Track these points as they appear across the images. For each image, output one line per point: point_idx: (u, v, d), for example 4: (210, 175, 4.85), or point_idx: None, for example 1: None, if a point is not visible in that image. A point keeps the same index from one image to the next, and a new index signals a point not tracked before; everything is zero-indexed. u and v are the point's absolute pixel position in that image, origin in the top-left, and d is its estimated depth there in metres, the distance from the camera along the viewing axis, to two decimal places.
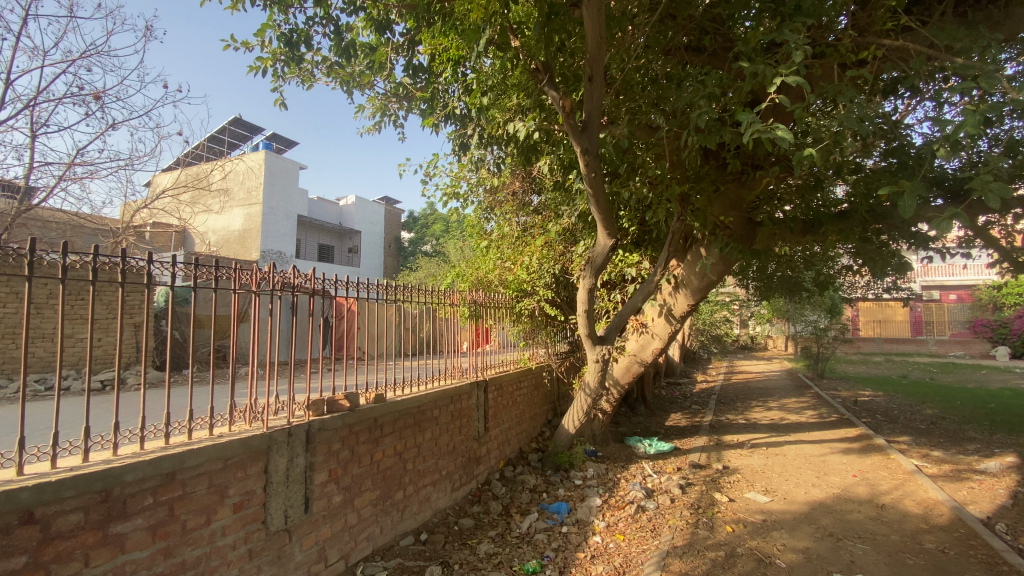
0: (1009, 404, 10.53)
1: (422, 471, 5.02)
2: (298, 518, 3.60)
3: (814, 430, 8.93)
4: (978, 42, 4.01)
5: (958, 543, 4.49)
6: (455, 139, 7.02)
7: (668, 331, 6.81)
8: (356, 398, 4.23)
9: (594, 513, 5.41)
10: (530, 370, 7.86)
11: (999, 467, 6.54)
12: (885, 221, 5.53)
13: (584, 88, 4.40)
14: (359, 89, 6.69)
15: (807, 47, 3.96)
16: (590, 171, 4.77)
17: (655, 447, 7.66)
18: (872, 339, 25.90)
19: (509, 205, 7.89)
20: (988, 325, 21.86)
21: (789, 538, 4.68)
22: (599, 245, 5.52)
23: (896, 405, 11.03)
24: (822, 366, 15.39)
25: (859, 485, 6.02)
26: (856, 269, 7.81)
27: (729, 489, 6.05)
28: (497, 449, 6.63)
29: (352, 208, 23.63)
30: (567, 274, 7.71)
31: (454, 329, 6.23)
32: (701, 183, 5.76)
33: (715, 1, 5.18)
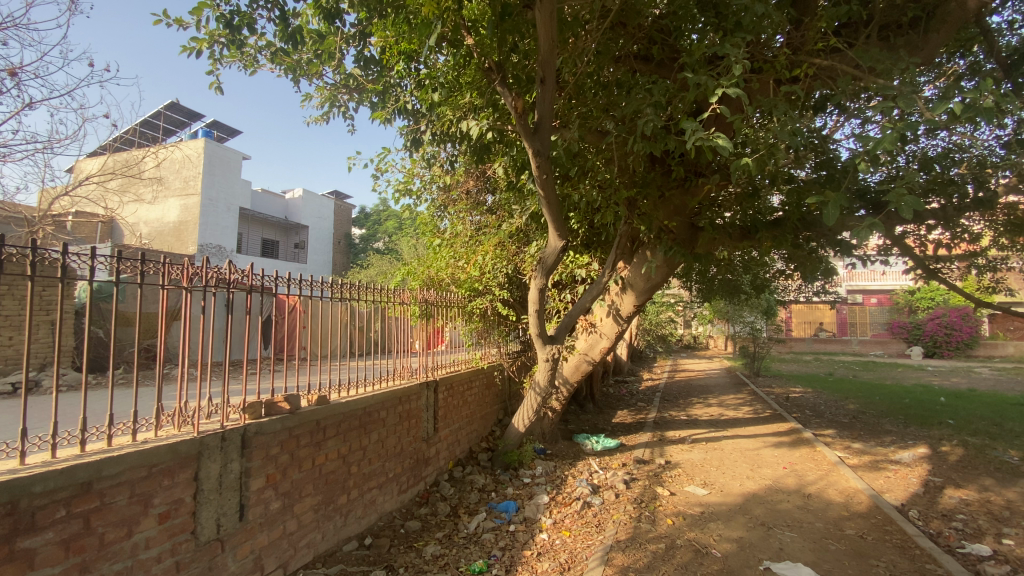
0: (920, 399, 11.50)
1: (368, 475, 4.90)
2: (231, 527, 3.42)
3: (750, 425, 9.43)
4: (897, 65, 4.34)
5: (875, 528, 4.86)
6: (407, 135, 6.88)
7: (616, 330, 7.00)
8: (297, 400, 4.07)
9: (541, 511, 5.47)
10: (481, 369, 7.84)
11: (911, 457, 7.14)
12: (813, 229, 5.91)
13: (536, 89, 4.39)
14: (306, 77, 6.46)
15: (746, 61, 4.17)
16: (542, 172, 4.79)
17: (603, 445, 7.84)
18: (803, 339, 27.58)
19: (462, 204, 7.85)
20: (904, 326, 23.86)
21: (724, 529, 4.91)
22: (550, 246, 5.55)
23: (822, 401, 11.84)
24: (758, 364, 16.29)
25: (788, 477, 6.40)
26: (788, 274, 8.32)
27: (671, 483, 6.29)
28: (446, 450, 6.57)
29: (299, 202, 22.72)
30: (519, 274, 7.73)
31: (404, 328, 6.13)
32: (647, 189, 5.95)
33: (663, 12, 5.37)
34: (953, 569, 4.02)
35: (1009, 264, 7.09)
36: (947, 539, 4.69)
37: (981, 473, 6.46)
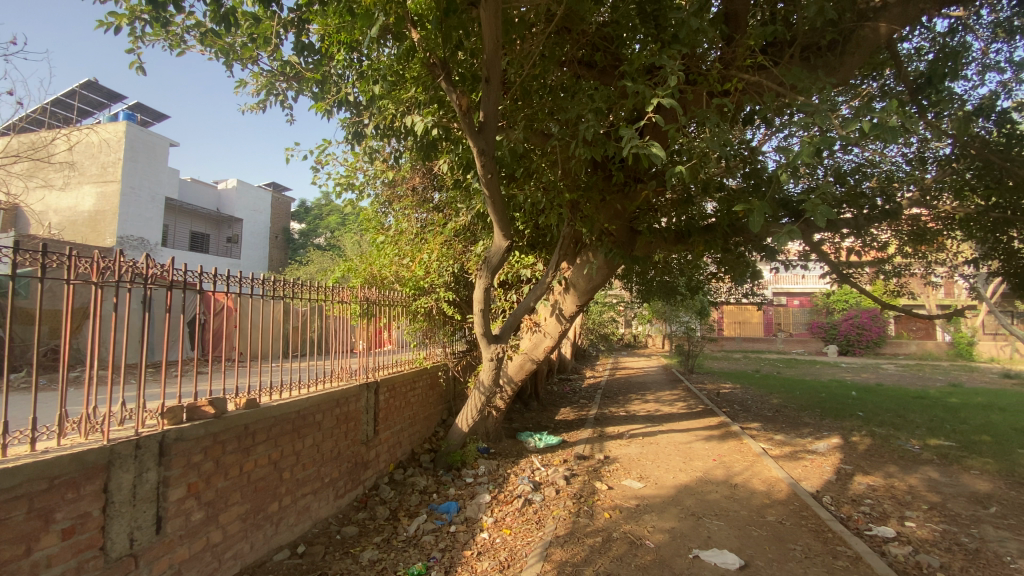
0: (834, 393, 12.50)
1: (301, 480, 4.72)
2: (147, 541, 3.18)
3: (684, 419, 9.90)
4: (815, 84, 4.65)
5: (793, 514, 5.23)
6: (349, 128, 6.67)
7: (559, 330, 7.12)
8: (223, 403, 3.86)
9: (482, 510, 5.48)
10: (425, 369, 7.74)
11: (826, 447, 7.75)
12: (742, 235, 6.28)
13: (480, 88, 4.39)
14: (240, 62, 6.13)
15: (681, 73, 4.37)
16: (487, 172, 4.78)
17: (545, 442, 7.98)
18: (732, 338, 29.25)
19: (408, 201, 7.74)
20: (822, 326, 25.86)
21: (657, 520, 5.12)
22: (495, 246, 5.55)
23: (749, 396, 12.60)
24: (692, 361, 17.13)
25: (718, 468, 6.76)
26: (719, 276, 8.81)
27: (609, 477, 6.48)
28: (387, 452, 6.43)
29: (233, 193, 21.57)
30: (465, 274, 7.70)
31: (344, 328, 5.94)
32: (590, 192, 6.09)
33: (606, 20, 5.53)
34: (860, 549, 4.38)
35: (909, 269, 7.83)
36: (855, 522, 5.12)
37: (885, 461, 7.09)
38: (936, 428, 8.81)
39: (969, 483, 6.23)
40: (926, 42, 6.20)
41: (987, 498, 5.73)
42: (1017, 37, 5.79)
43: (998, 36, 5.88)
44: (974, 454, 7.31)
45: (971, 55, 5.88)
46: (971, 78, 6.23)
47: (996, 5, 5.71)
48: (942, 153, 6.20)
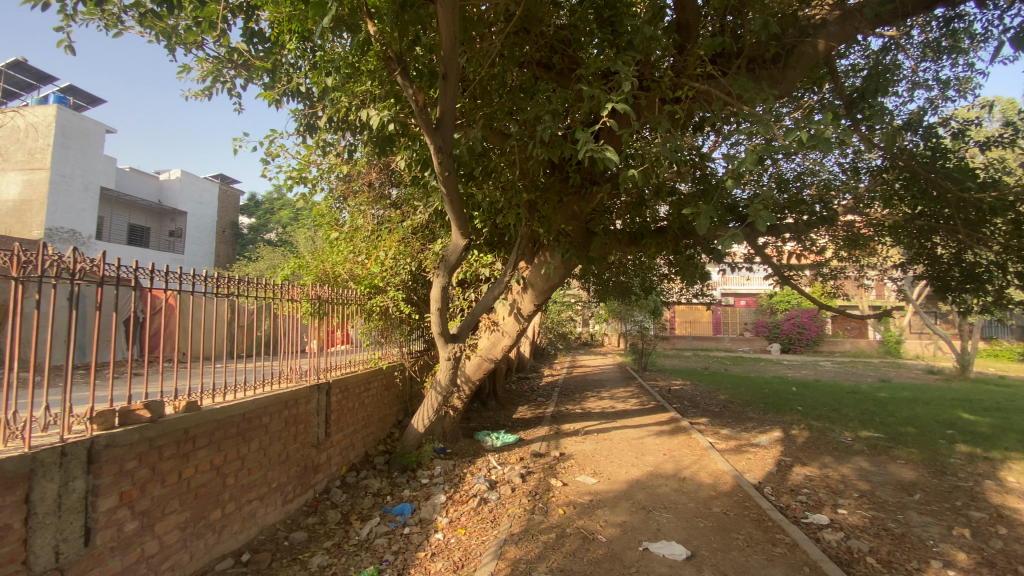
0: (776, 389, 13.17)
1: (246, 486, 4.53)
2: (74, 554, 2.98)
3: (637, 415, 10.18)
4: (759, 95, 4.86)
5: (737, 505, 5.48)
6: (301, 120, 6.45)
7: (517, 329, 7.15)
8: (160, 407, 3.65)
9: (437, 511, 5.45)
10: (380, 369, 7.59)
11: (768, 441, 8.16)
12: (692, 238, 6.50)
13: (437, 85, 4.34)
14: (183, 46, 5.81)
15: (635, 79, 4.49)
16: (443, 170, 4.73)
17: (502, 441, 7.99)
18: (684, 337, 30.34)
19: (363, 196, 7.58)
20: (766, 326, 27.19)
21: (609, 515, 5.24)
22: (452, 245, 5.50)
23: (699, 392, 13.09)
24: (645, 359, 17.61)
25: (667, 462, 6.99)
26: (671, 277, 9.10)
27: (564, 474, 6.58)
28: (338, 455, 6.26)
29: (177, 184, 20.43)
30: (422, 272, 7.61)
31: (294, 327, 5.75)
32: (548, 193, 6.15)
33: (564, 23, 5.62)
34: (796, 536, 4.65)
35: (844, 273, 8.34)
36: (793, 511, 5.43)
37: (821, 452, 7.55)
38: (866, 421, 9.45)
39: (894, 471, 6.72)
40: (863, 59, 6.61)
41: (911, 485, 6.20)
42: (943, 57, 6.27)
43: (927, 55, 6.36)
44: (900, 444, 7.90)
45: (902, 73, 6.34)
46: (902, 93, 6.70)
47: (926, 27, 6.16)
48: (874, 165, 6.64)
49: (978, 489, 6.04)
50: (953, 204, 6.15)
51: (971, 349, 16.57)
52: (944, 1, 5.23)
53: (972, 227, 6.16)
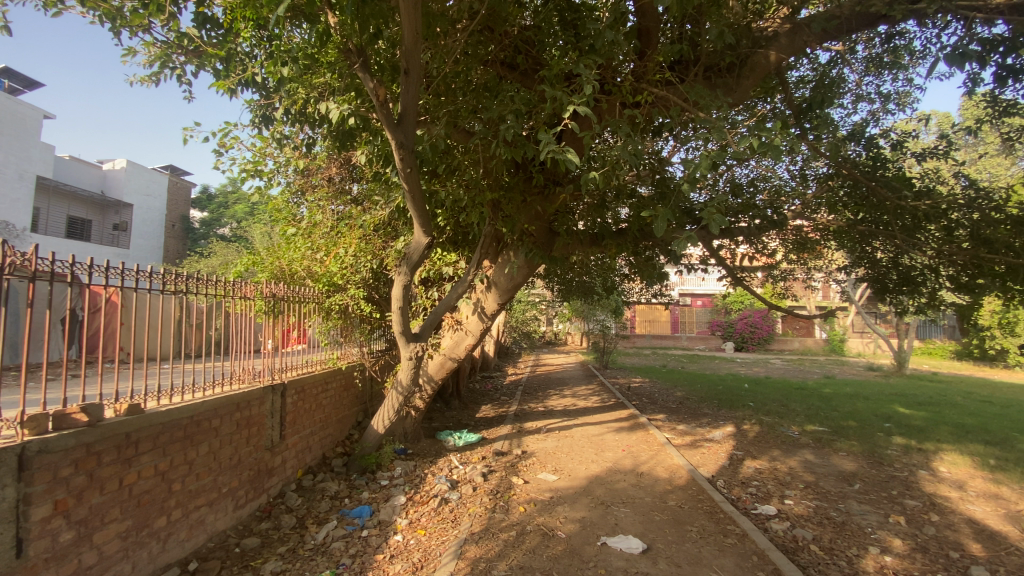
0: (730, 386, 13.68)
1: (194, 492, 4.34)
2: (4, 567, 2.78)
3: (597, 412, 10.36)
4: (714, 102, 5.03)
5: (691, 498, 5.66)
6: (256, 111, 6.22)
7: (481, 328, 7.14)
8: (99, 410, 3.46)
9: (396, 512, 5.38)
10: (339, 369, 7.42)
11: (721, 435, 8.48)
12: (651, 239, 6.66)
13: (399, 80, 4.28)
14: (129, 30, 5.50)
15: (596, 83, 4.57)
16: (405, 166, 4.65)
17: (464, 440, 7.97)
18: (644, 336, 31.09)
19: (323, 192, 7.42)
20: (722, 325, 28.20)
21: (569, 511, 5.32)
22: (415, 243, 5.42)
23: (657, 390, 13.44)
24: (606, 357, 17.95)
25: (626, 458, 7.15)
26: (631, 277, 9.31)
27: (525, 471, 6.62)
28: (294, 457, 6.09)
29: (122, 174, 19.33)
30: (384, 270, 7.50)
31: (247, 326, 5.55)
32: (511, 193, 6.18)
33: (527, 24, 5.65)
34: (746, 526, 4.84)
35: (793, 274, 8.75)
36: (743, 502, 5.66)
37: (770, 446, 7.90)
38: (812, 415, 9.96)
39: (837, 463, 7.12)
40: (811, 71, 6.95)
41: (851, 476, 6.58)
42: (884, 72, 6.67)
43: (869, 70, 6.74)
44: (842, 437, 8.37)
45: (847, 86, 6.70)
46: (847, 105, 7.08)
47: (869, 43, 6.53)
48: (820, 172, 7.00)
49: (912, 479, 6.47)
50: (891, 211, 6.55)
51: (907, 347, 17.73)
52: (885, 19, 5.55)
53: (908, 232, 6.57)
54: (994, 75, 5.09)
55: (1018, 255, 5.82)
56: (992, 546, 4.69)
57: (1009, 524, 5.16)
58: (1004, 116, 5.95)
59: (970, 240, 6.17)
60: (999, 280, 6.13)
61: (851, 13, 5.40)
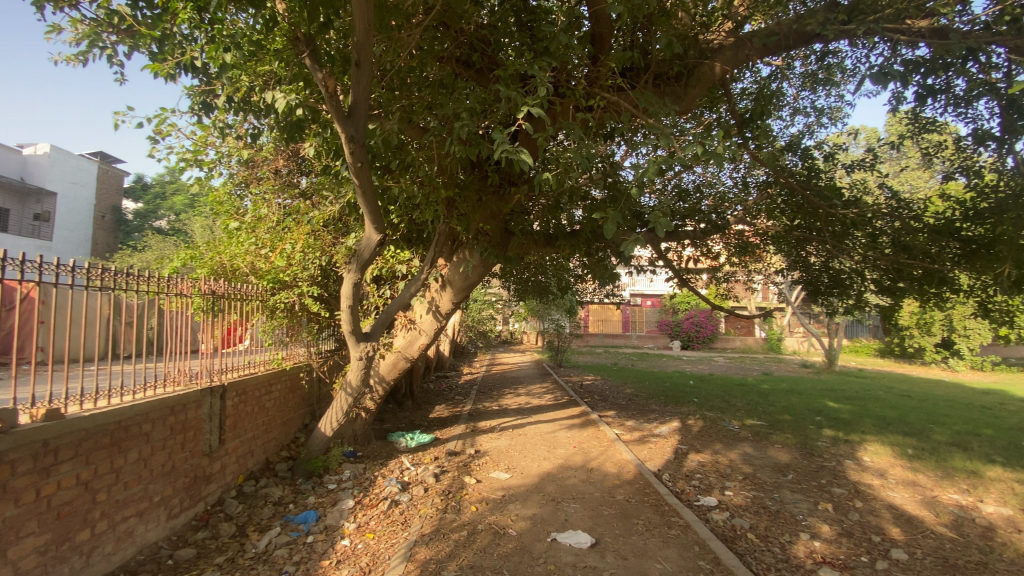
0: (677, 383, 14.19)
1: (122, 502, 4.06)
2: None
3: (550, 410, 10.50)
4: (663, 109, 5.19)
5: (638, 492, 5.84)
6: (195, 97, 5.86)
7: (435, 327, 7.06)
8: (13, 415, 3.18)
9: (344, 517, 5.26)
10: (284, 370, 7.13)
11: (668, 430, 8.80)
12: (602, 241, 6.80)
13: (350, 72, 4.17)
14: (51, 3, 5.06)
15: (550, 85, 4.62)
16: (356, 160, 4.52)
17: (417, 441, 7.86)
18: (596, 335, 31.78)
19: (268, 184, 7.13)
20: (670, 325, 29.23)
21: (520, 508, 5.36)
22: (366, 240, 5.28)
23: (608, 387, 13.76)
24: (560, 356, 18.23)
25: (577, 454, 7.28)
26: (584, 277, 9.48)
27: (478, 471, 6.62)
28: (234, 463, 5.79)
29: (44, 160, 17.83)
30: (333, 267, 7.28)
31: (184, 325, 5.24)
32: (466, 191, 6.15)
33: (483, 22, 5.63)
34: (689, 518, 5.04)
35: (735, 276, 9.20)
36: (687, 495, 5.90)
37: (713, 440, 8.27)
38: (751, 410, 10.50)
39: (773, 455, 7.54)
40: (753, 83, 7.32)
41: (785, 467, 6.99)
42: (819, 88, 7.11)
43: (806, 85, 7.17)
44: (778, 430, 8.87)
45: (786, 99, 7.10)
46: (786, 117, 7.49)
47: (806, 60, 6.94)
48: (760, 180, 7.40)
49: (839, 468, 6.95)
50: (823, 218, 7.02)
51: (836, 346, 19.00)
52: (820, 38, 5.91)
53: (838, 238, 7.04)
54: (915, 94, 5.52)
55: (933, 261, 6.35)
56: (909, 529, 5.10)
57: (923, 508, 5.64)
58: (922, 133, 6.47)
59: (891, 247, 6.71)
60: (916, 284, 6.67)
61: (789, 30, 5.72)
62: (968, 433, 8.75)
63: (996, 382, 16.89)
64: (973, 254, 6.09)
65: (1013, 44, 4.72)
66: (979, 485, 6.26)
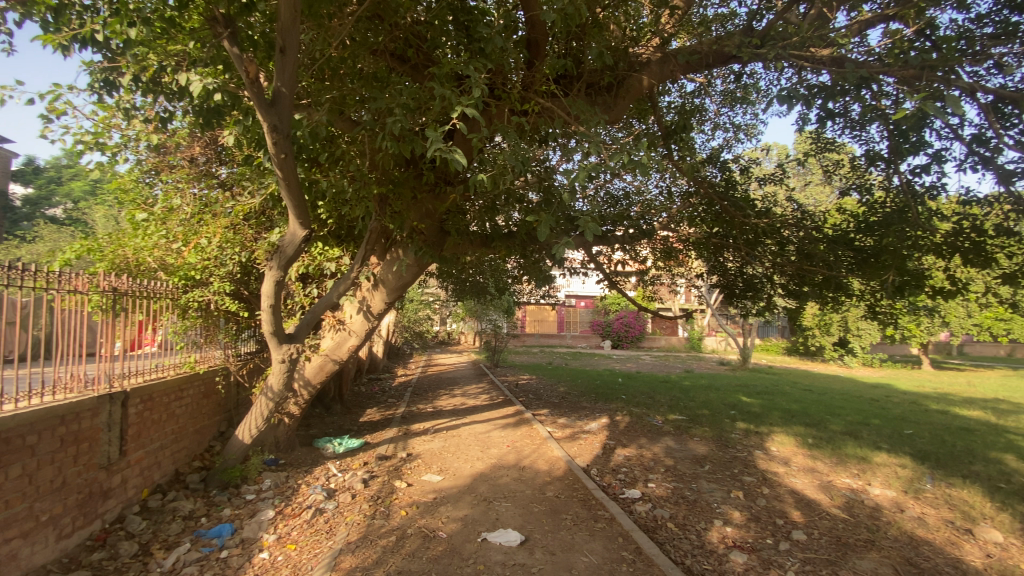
0: (608, 381, 14.72)
1: (3, 523, 3.61)
2: None
3: (485, 410, 10.53)
4: (594, 117, 5.35)
5: (567, 488, 5.99)
6: (96, 74, 5.30)
7: (366, 328, 6.84)
8: None
9: (263, 529, 4.98)
10: (198, 374, 6.61)
11: (597, 427, 9.10)
12: (537, 243, 6.90)
13: (274, 59, 3.96)
14: None
15: (485, 86, 4.62)
16: (279, 151, 4.28)
17: (345, 446, 7.59)
18: (533, 335, 32.28)
19: (182, 173, 6.59)
20: (602, 325, 30.24)
21: (451, 510, 5.33)
22: (291, 235, 5.00)
23: (542, 386, 14.00)
24: (497, 356, 18.32)
25: (510, 453, 7.35)
26: (520, 278, 9.60)
27: (409, 474, 6.50)
28: (138, 476, 5.29)
29: None
30: (255, 264, 6.85)
31: (79, 326, 4.72)
32: (400, 188, 6.01)
33: (419, 18, 5.53)
34: (614, 511, 5.24)
35: (661, 280, 9.70)
36: (614, 488, 6.13)
37: (638, 434, 8.66)
38: (674, 406, 11.10)
39: (692, 447, 8.02)
40: (679, 98, 7.74)
41: (703, 458, 7.45)
42: (736, 106, 7.66)
43: (726, 102, 7.70)
44: (697, 424, 9.45)
45: (707, 114, 7.57)
46: (707, 132, 7.99)
47: (725, 79, 7.45)
48: (684, 190, 7.84)
49: (750, 458, 7.51)
50: (739, 227, 7.54)
51: (750, 344, 20.54)
52: (737, 60, 6.35)
53: (751, 246, 7.63)
54: (817, 116, 6.09)
55: (831, 268, 6.96)
56: (807, 511, 5.62)
57: (820, 492, 6.24)
58: (824, 151, 7.15)
59: (797, 255, 7.37)
60: (817, 289, 7.28)
61: (709, 50, 6.10)
62: (859, 423, 9.75)
63: (883, 377, 19.00)
64: (866, 262, 6.65)
65: (899, 75, 5.26)
66: (867, 470, 7.03)
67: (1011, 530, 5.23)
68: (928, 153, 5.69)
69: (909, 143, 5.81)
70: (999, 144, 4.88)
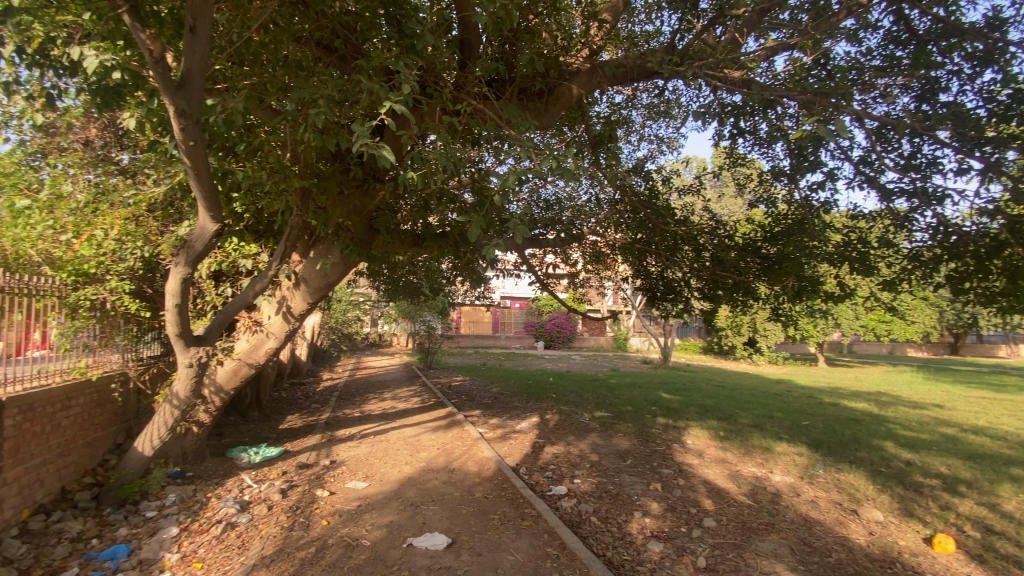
0: (539, 380, 14.99)
1: None
2: None
3: (416, 413, 10.38)
4: (525, 121, 5.44)
5: (496, 488, 6.02)
6: None
7: (286, 330, 6.49)
8: None
9: (165, 547, 4.58)
10: (91, 381, 5.95)
11: (527, 426, 9.24)
12: (468, 245, 6.90)
13: (183, 38, 3.68)
14: None
15: (415, 83, 4.56)
16: (187, 138, 3.95)
17: (262, 455, 7.16)
18: (467, 336, 32.26)
19: (76, 158, 5.94)
20: (536, 326, 30.78)
21: (376, 517, 5.18)
22: (200, 229, 4.63)
23: (475, 387, 14.00)
24: (429, 357, 18.13)
25: (439, 456, 7.27)
26: (452, 279, 9.54)
27: (332, 482, 6.24)
28: (15, 496, 4.68)
29: None
30: (160, 260, 6.30)
31: None
32: (325, 183, 5.77)
33: (347, 8, 5.36)
34: (540, 508, 5.34)
35: (589, 283, 10.05)
36: (541, 486, 6.25)
37: (567, 432, 8.90)
38: (601, 403, 11.51)
39: (616, 443, 8.37)
40: (607, 107, 8.05)
41: (626, 453, 7.78)
42: (660, 118, 8.08)
43: (650, 115, 8.10)
44: (621, 420, 9.87)
45: (633, 124, 7.94)
46: (633, 142, 8.40)
47: (650, 92, 7.84)
48: (610, 197, 8.15)
49: (668, 451, 7.96)
50: (659, 233, 7.98)
51: (672, 343, 21.77)
52: (659, 76, 6.72)
53: (670, 251, 8.10)
54: (730, 133, 6.59)
55: (740, 274, 7.55)
56: (717, 500, 6.03)
57: (729, 481, 6.73)
58: (736, 165, 7.74)
59: (711, 260, 7.90)
60: (728, 293, 7.86)
61: (634, 64, 6.39)
62: (765, 416, 10.64)
63: (786, 373, 20.85)
64: (769, 269, 7.27)
65: (799, 99, 5.79)
66: (770, 458, 7.67)
67: (889, 509, 5.91)
68: (823, 171, 6.32)
69: (807, 162, 6.41)
70: (881, 166, 5.53)
